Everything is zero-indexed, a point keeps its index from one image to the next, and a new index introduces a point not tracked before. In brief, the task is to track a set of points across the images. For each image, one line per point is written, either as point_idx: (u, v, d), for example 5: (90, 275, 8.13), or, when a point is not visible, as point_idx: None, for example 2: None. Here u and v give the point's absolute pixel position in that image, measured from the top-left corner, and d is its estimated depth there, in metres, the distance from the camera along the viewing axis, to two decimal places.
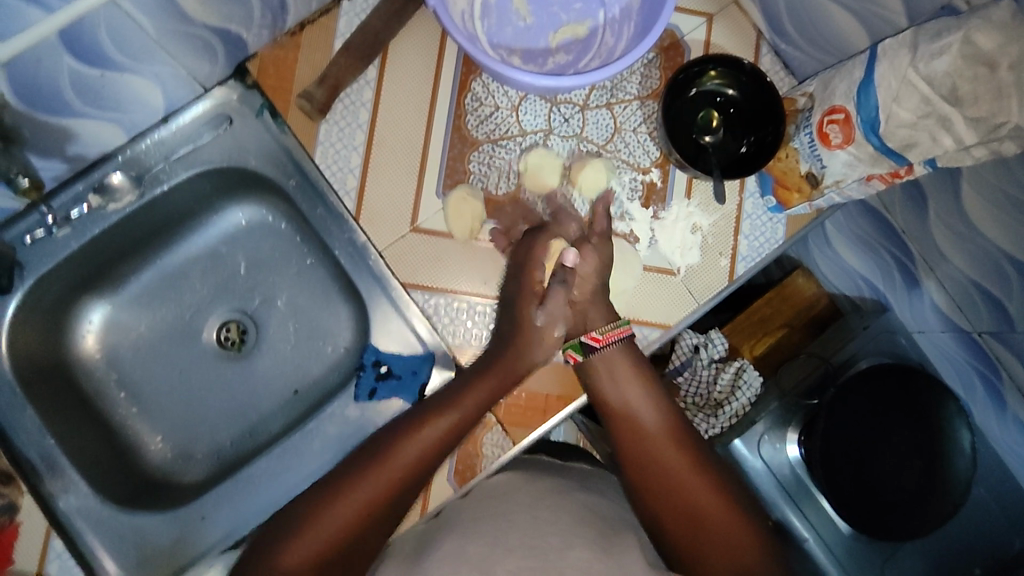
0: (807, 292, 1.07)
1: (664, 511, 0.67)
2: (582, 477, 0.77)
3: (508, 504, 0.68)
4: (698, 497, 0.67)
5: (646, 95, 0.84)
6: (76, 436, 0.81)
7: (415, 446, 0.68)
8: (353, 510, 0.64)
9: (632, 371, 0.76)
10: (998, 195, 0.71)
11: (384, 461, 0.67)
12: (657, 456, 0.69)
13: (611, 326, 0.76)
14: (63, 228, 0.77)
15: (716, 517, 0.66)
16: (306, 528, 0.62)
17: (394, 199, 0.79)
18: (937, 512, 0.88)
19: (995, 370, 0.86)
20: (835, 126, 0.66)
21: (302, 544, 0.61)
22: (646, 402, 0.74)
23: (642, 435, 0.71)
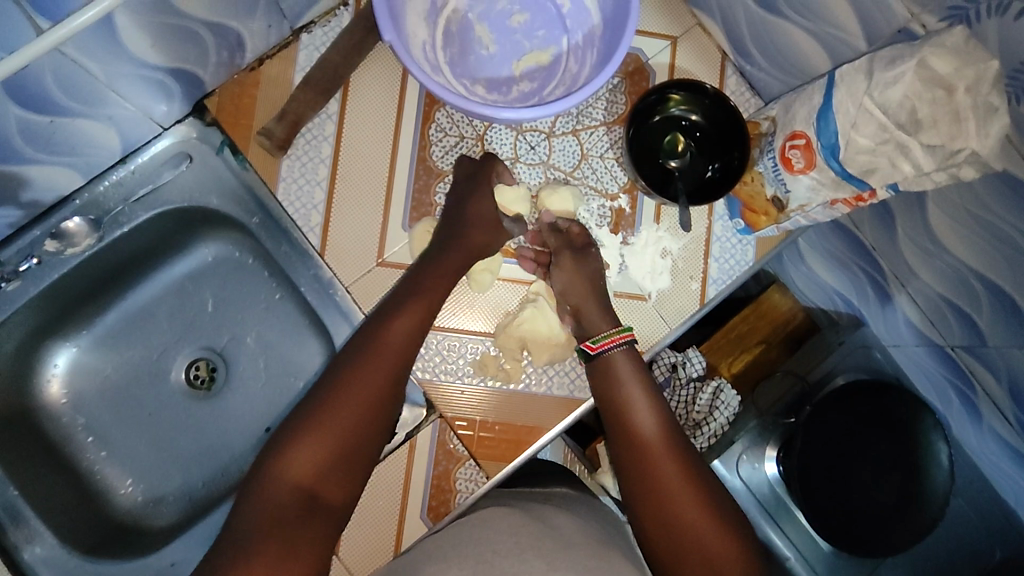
0: (784, 308, 1.05)
1: (660, 537, 0.65)
2: (562, 499, 0.76)
3: (489, 534, 0.65)
4: (693, 517, 0.65)
5: (612, 121, 0.83)
6: (41, 485, 0.79)
7: (393, 339, 0.69)
8: (342, 425, 0.64)
9: (630, 373, 0.73)
10: (962, 215, 0.71)
11: (366, 361, 0.68)
12: (657, 478, 0.67)
13: (611, 333, 0.75)
14: (14, 281, 0.75)
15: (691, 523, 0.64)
16: (308, 439, 0.63)
17: (358, 234, 0.78)
18: (916, 527, 0.87)
19: (970, 384, 0.86)
20: (797, 151, 0.66)
21: (306, 456, 0.62)
22: (650, 413, 0.71)
23: (643, 451, 0.69)
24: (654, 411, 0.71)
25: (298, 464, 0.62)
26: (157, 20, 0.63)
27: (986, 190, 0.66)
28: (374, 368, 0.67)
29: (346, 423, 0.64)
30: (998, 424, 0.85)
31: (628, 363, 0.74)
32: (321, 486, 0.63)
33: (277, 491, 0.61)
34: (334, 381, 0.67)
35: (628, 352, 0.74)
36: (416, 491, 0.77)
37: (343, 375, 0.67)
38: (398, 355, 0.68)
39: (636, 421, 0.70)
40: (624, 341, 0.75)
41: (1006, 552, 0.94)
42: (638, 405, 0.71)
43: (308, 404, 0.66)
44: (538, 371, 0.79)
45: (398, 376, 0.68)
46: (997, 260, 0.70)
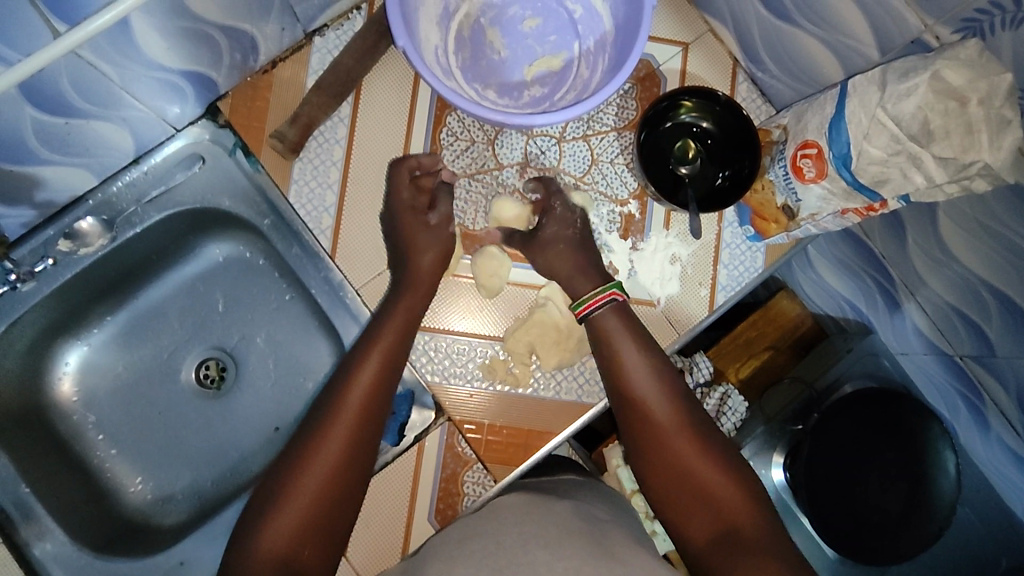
0: (793, 313, 1.05)
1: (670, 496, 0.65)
2: (571, 489, 0.74)
3: (495, 527, 0.65)
4: (704, 474, 0.64)
5: (623, 127, 0.83)
6: (52, 482, 0.80)
7: (356, 393, 0.66)
8: (309, 492, 0.61)
9: (627, 336, 0.72)
10: (973, 225, 0.71)
11: (327, 422, 0.64)
12: (658, 440, 0.66)
13: (595, 293, 0.73)
14: (28, 282, 0.75)
15: (704, 480, 0.64)
16: (282, 501, 0.60)
17: (369, 237, 0.79)
18: (922, 536, 0.88)
19: (978, 393, 0.86)
20: (808, 160, 0.66)
21: (275, 530, 0.59)
22: (647, 373, 0.69)
23: (641, 414, 0.68)
24: (650, 369, 0.70)
25: (268, 537, 0.59)
26: (172, 23, 0.64)
27: (998, 202, 0.66)
28: (336, 424, 0.64)
29: (308, 491, 0.60)
30: (1006, 433, 0.85)
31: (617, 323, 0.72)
32: (302, 551, 0.59)
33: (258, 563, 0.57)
34: (294, 450, 0.63)
35: (617, 311, 0.73)
36: (424, 492, 0.77)
37: (307, 440, 0.64)
38: (362, 413, 0.65)
39: (633, 380, 0.69)
40: (610, 299, 0.73)
41: (1012, 562, 0.94)
42: (636, 369, 0.70)
43: (277, 471, 0.63)
44: (546, 376, 0.79)
45: (361, 433, 0.65)
46: (1007, 271, 0.70)
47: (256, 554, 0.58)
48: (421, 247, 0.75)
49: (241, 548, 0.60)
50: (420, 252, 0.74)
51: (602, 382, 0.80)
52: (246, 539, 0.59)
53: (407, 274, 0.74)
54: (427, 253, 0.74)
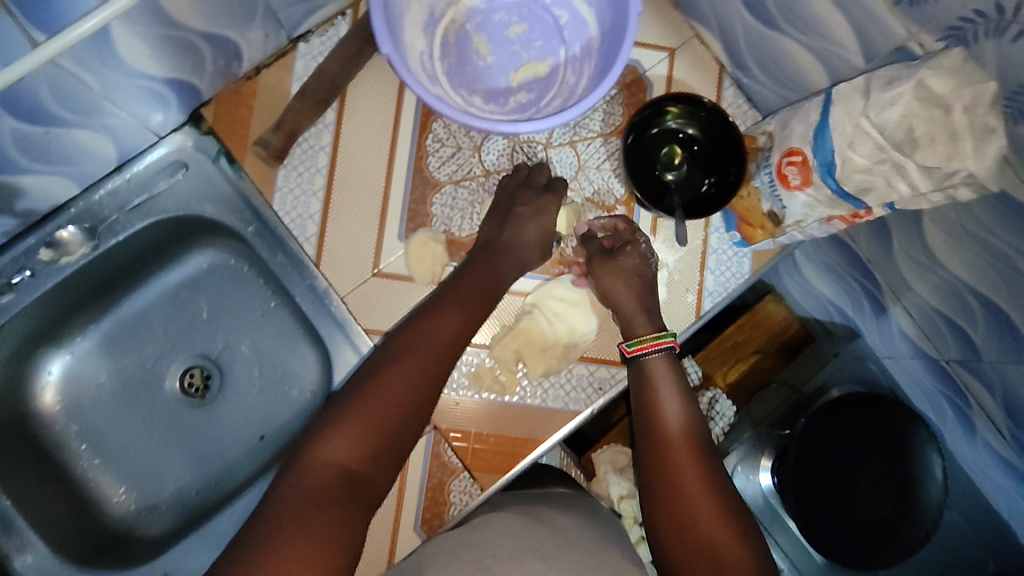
0: (779, 317, 1.05)
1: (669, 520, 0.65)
2: (560, 499, 0.76)
3: (485, 539, 0.64)
4: (704, 522, 0.63)
5: (609, 132, 0.83)
6: (33, 494, 0.79)
7: (442, 333, 0.68)
8: (385, 411, 0.62)
9: (665, 377, 0.73)
10: (958, 232, 0.71)
11: (407, 352, 0.66)
12: (670, 470, 0.67)
13: (651, 338, 0.74)
14: (6, 294, 0.74)
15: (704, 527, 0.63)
16: (360, 411, 0.62)
17: (354, 244, 0.78)
18: (908, 539, 0.88)
19: (964, 397, 0.87)
20: (793, 167, 0.66)
21: (344, 440, 0.60)
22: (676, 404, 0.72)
23: (665, 440, 0.70)
24: (680, 401, 0.72)
25: (336, 446, 0.60)
26: (154, 32, 0.63)
27: (981, 210, 0.66)
28: (414, 358, 0.66)
29: (381, 411, 0.62)
30: (992, 437, 0.85)
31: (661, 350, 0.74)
32: (364, 467, 0.60)
33: (324, 467, 0.59)
34: (369, 373, 0.65)
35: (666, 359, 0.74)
36: (410, 502, 0.77)
37: (385, 368, 0.65)
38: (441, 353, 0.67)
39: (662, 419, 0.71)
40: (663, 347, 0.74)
41: (999, 565, 0.95)
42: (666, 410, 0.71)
43: (345, 393, 0.64)
44: (534, 383, 0.79)
45: (441, 373, 0.67)
46: (991, 277, 0.70)
47: (324, 459, 0.59)
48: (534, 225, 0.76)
49: (308, 446, 0.61)
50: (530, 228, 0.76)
51: (589, 388, 0.80)
52: (312, 440, 0.61)
53: (490, 238, 0.76)
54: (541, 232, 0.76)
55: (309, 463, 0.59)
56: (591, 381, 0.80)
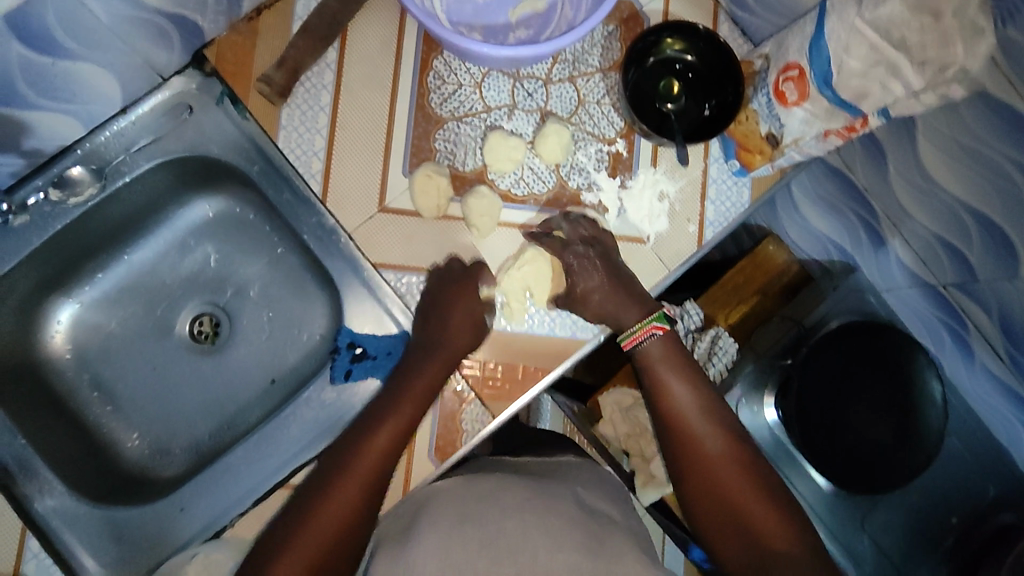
0: (778, 260, 1.01)
1: (721, 524, 0.65)
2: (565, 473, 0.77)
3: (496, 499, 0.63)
4: (746, 501, 0.64)
5: (608, 67, 0.84)
6: (49, 434, 0.80)
7: (384, 437, 0.68)
8: (315, 544, 0.59)
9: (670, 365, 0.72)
10: (953, 147, 0.72)
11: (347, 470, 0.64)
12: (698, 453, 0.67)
13: (638, 329, 0.73)
14: (20, 216, 0.76)
15: (750, 506, 0.64)
16: (296, 539, 0.59)
17: (360, 181, 0.79)
18: (911, 461, 0.90)
19: (962, 322, 0.89)
20: (790, 82, 0.67)
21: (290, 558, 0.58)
22: (692, 397, 0.70)
23: (689, 432, 0.69)
24: (693, 390, 0.71)
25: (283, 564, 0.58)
26: None
27: (971, 114, 0.68)
28: (352, 479, 0.64)
29: (312, 549, 0.59)
30: (991, 360, 0.87)
31: (663, 353, 0.73)
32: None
33: None
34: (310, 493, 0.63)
35: (660, 342, 0.73)
36: (423, 432, 0.78)
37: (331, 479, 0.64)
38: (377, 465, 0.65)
39: (675, 403, 0.70)
40: (651, 333, 0.73)
41: (999, 490, 0.96)
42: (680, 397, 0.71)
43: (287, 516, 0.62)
44: (541, 314, 0.80)
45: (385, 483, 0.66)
46: (986, 193, 0.71)
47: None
48: (460, 307, 0.76)
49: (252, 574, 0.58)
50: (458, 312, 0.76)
51: None
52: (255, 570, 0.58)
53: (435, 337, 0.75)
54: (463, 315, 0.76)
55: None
56: None
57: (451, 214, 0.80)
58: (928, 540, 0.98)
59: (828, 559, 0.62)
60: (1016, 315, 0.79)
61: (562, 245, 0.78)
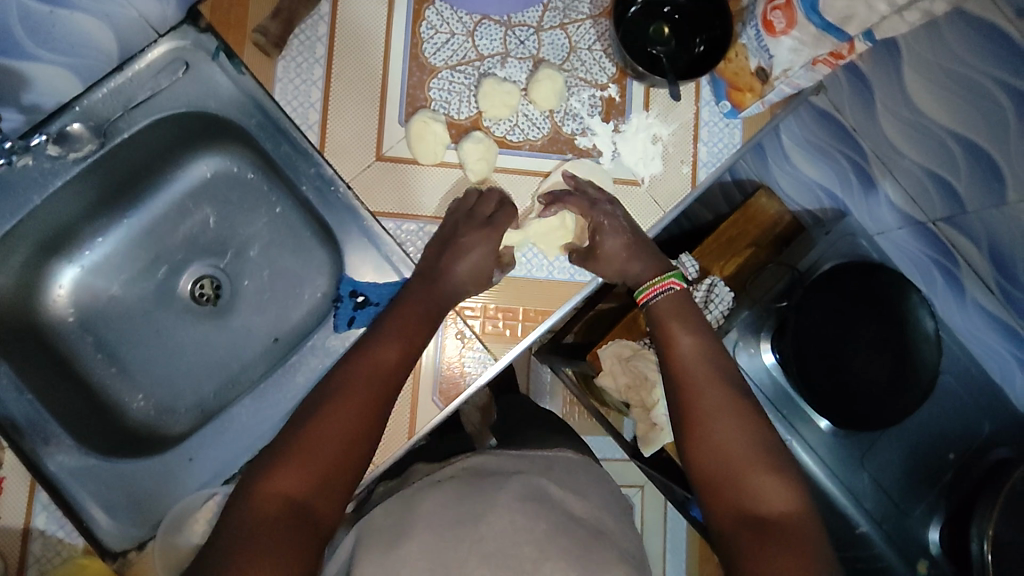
0: (772, 211, 1.00)
1: (713, 479, 0.63)
2: (562, 468, 0.76)
3: (487, 500, 0.62)
4: (737, 455, 0.63)
5: (598, 14, 0.85)
6: (55, 393, 0.81)
7: (382, 365, 0.66)
8: (324, 448, 0.59)
9: (677, 321, 0.72)
10: (937, 73, 0.75)
11: (354, 382, 0.64)
12: (694, 400, 0.66)
13: (652, 282, 0.75)
14: (24, 158, 0.76)
15: (743, 461, 0.62)
16: (302, 445, 0.59)
17: (357, 130, 0.80)
18: (906, 399, 0.92)
19: (952, 257, 0.91)
20: (778, 12, 0.69)
21: (292, 473, 0.57)
22: (695, 348, 0.70)
23: (688, 379, 0.68)
24: (698, 342, 0.71)
25: (286, 478, 0.57)
26: None
27: (952, 33, 0.71)
28: (362, 387, 0.64)
29: (322, 451, 0.59)
30: (981, 293, 0.90)
31: (671, 309, 0.73)
32: (310, 501, 0.57)
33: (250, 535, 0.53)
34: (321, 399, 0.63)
35: (671, 299, 0.74)
36: (427, 375, 0.79)
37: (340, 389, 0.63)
38: (386, 377, 0.66)
39: (678, 351, 0.70)
40: (667, 288, 0.75)
41: (994, 426, 0.98)
42: (686, 350, 0.70)
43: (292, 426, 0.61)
44: (539, 257, 0.81)
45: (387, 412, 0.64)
46: (972, 113, 0.74)
47: (268, 492, 0.56)
48: (473, 246, 0.75)
49: (260, 475, 0.58)
50: (470, 252, 0.75)
51: None
52: (260, 473, 0.58)
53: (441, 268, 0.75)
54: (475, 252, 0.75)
55: (248, 508, 0.55)
56: None
57: (446, 161, 0.81)
58: (927, 477, 0.99)
59: (811, 526, 0.59)
60: (1004, 243, 0.81)
61: (589, 205, 0.78)
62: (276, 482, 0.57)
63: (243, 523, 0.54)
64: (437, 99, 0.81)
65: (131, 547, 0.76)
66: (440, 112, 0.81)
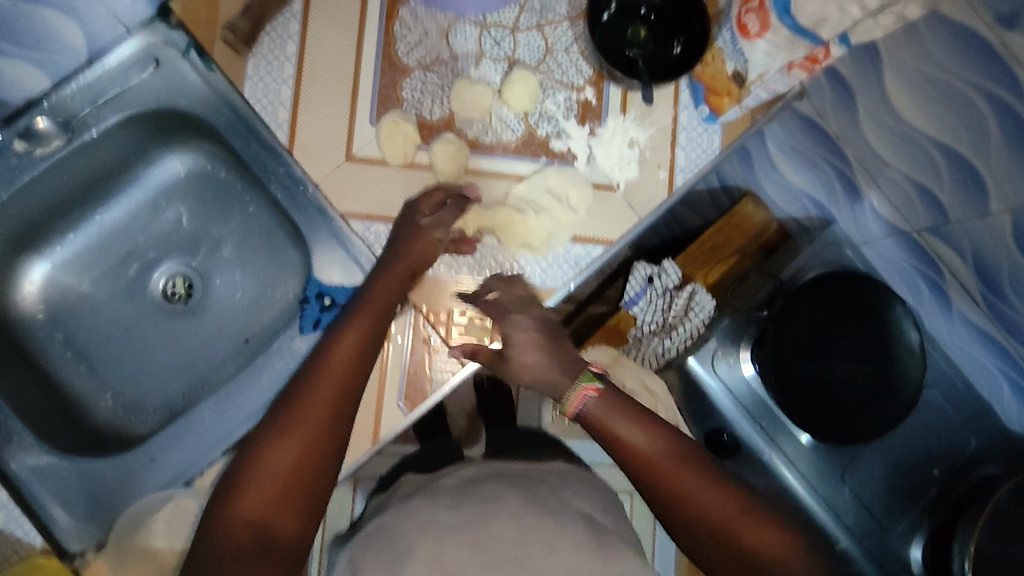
0: (758, 219, 0.95)
1: (726, 563, 0.55)
2: (559, 478, 0.69)
3: (484, 510, 0.58)
4: (750, 537, 0.54)
5: (576, 15, 0.83)
6: (18, 390, 0.80)
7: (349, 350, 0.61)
8: (287, 463, 0.54)
9: (616, 416, 0.59)
10: (919, 80, 0.73)
11: (319, 375, 0.59)
12: (682, 503, 0.55)
13: (571, 394, 0.61)
14: None
15: (757, 543, 0.54)
16: (264, 460, 0.54)
17: (328, 129, 0.79)
18: (888, 412, 0.90)
19: (937, 269, 0.88)
20: (752, 14, 0.69)
21: (255, 496, 0.52)
22: (648, 439, 0.58)
23: (665, 486, 0.56)
24: (643, 431, 0.58)
25: (248, 501, 0.52)
26: None
27: (932, 39, 0.69)
28: (330, 377, 0.59)
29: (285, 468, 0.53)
30: (967, 307, 0.87)
31: (605, 411, 0.60)
32: (277, 522, 0.52)
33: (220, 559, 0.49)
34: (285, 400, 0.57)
35: (599, 397, 0.60)
36: (392, 380, 0.77)
37: (303, 386, 0.58)
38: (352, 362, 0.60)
39: (635, 455, 0.58)
40: (587, 393, 0.61)
41: (980, 441, 0.96)
42: (642, 452, 0.58)
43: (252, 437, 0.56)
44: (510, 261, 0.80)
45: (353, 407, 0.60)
46: (954, 122, 0.72)
47: (232, 519, 0.52)
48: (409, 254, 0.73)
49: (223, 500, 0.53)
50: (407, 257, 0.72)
51: (565, 269, 0.79)
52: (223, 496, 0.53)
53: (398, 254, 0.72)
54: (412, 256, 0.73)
55: (212, 539, 0.51)
56: (568, 259, 0.80)
57: (418, 162, 0.80)
58: (911, 492, 0.97)
59: None
60: (989, 256, 0.79)
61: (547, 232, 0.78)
62: (239, 507, 0.53)
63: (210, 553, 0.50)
64: (409, 100, 0.80)
65: (90, 547, 0.75)
66: (412, 112, 0.81)
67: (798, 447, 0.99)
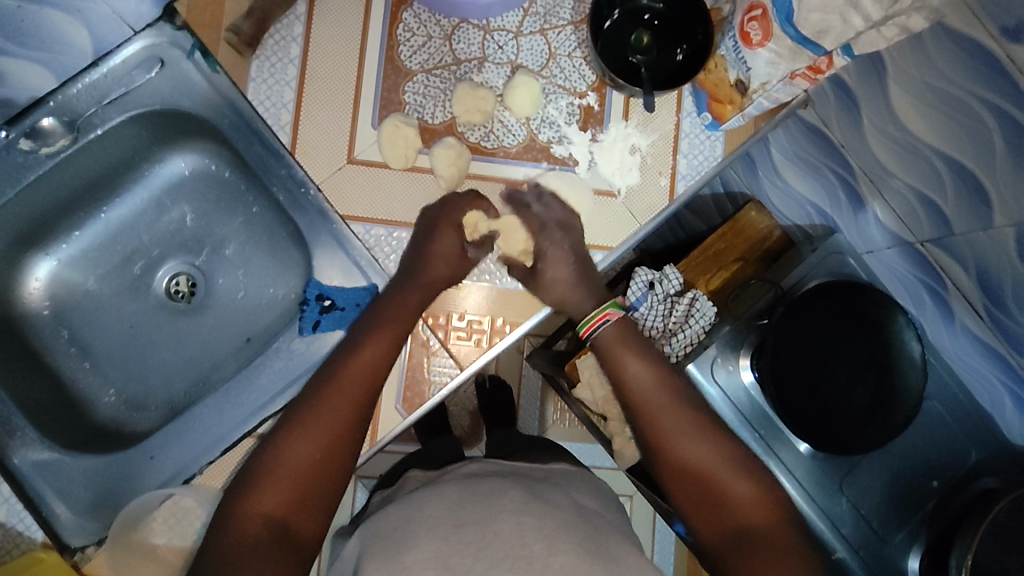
0: (761, 226, 1.03)
1: (692, 501, 0.64)
2: (562, 477, 0.68)
3: (488, 506, 0.58)
4: (711, 470, 0.64)
5: (579, 20, 0.83)
6: (22, 387, 0.81)
7: (357, 365, 0.66)
8: (289, 480, 0.59)
9: (628, 351, 0.70)
10: (924, 91, 0.73)
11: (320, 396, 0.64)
12: (660, 430, 0.66)
13: (594, 314, 0.72)
14: None
15: (719, 480, 0.63)
16: (267, 479, 0.59)
17: (330, 131, 0.79)
18: (890, 424, 0.89)
19: (940, 280, 0.88)
20: (755, 22, 0.68)
21: (261, 502, 0.58)
22: (648, 376, 0.68)
23: (648, 411, 0.67)
24: (647, 369, 0.69)
25: (265, 497, 0.59)
26: None
27: (937, 51, 0.69)
28: (331, 397, 0.64)
29: (288, 484, 0.59)
30: (970, 319, 0.87)
31: (618, 339, 0.71)
32: (293, 518, 0.59)
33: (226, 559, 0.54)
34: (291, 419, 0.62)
35: (616, 329, 0.71)
36: (390, 382, 0.77)
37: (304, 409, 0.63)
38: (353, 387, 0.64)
39: (632, 385, 0.68)
40: (607, 320, 0.72)
41: (981, 452, 0.95)
42: (644, 384, 0.68)
43: (253, 460, 0.60)
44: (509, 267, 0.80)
45: (353, 416, 0.64)
46: (959, 133, 0.72)
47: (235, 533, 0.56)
48: (438, 257, 0.75)
49: (231, 505, 0.58)
50: (436, 260, 0.75)
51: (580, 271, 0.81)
52: (225, 514, 0.58)
53: (417, 267, 0.74)
54: (442, 261, 0.75)
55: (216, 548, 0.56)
56: None
57: (419, 166, 0.80)
58: (910, 503, 0.95)
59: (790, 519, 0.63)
60: (993, 270, 0.78)
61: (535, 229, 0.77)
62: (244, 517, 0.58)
63: (221, 548, 0.55)
64: (410, 104, 0.80)
65: (91, 543, 0.76)
66: (413, 117, 0.80)
67: (795, 454, 0.95)
